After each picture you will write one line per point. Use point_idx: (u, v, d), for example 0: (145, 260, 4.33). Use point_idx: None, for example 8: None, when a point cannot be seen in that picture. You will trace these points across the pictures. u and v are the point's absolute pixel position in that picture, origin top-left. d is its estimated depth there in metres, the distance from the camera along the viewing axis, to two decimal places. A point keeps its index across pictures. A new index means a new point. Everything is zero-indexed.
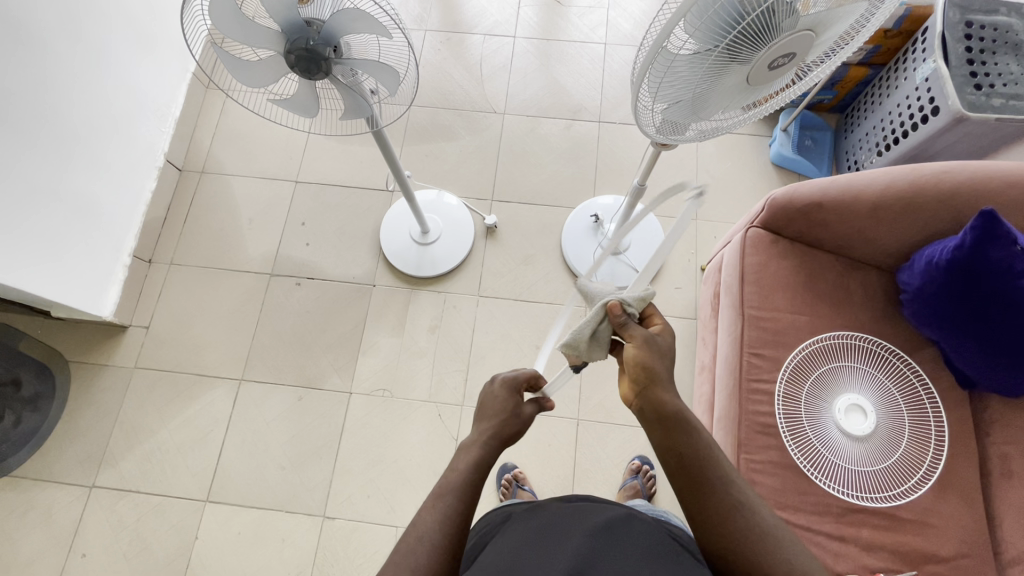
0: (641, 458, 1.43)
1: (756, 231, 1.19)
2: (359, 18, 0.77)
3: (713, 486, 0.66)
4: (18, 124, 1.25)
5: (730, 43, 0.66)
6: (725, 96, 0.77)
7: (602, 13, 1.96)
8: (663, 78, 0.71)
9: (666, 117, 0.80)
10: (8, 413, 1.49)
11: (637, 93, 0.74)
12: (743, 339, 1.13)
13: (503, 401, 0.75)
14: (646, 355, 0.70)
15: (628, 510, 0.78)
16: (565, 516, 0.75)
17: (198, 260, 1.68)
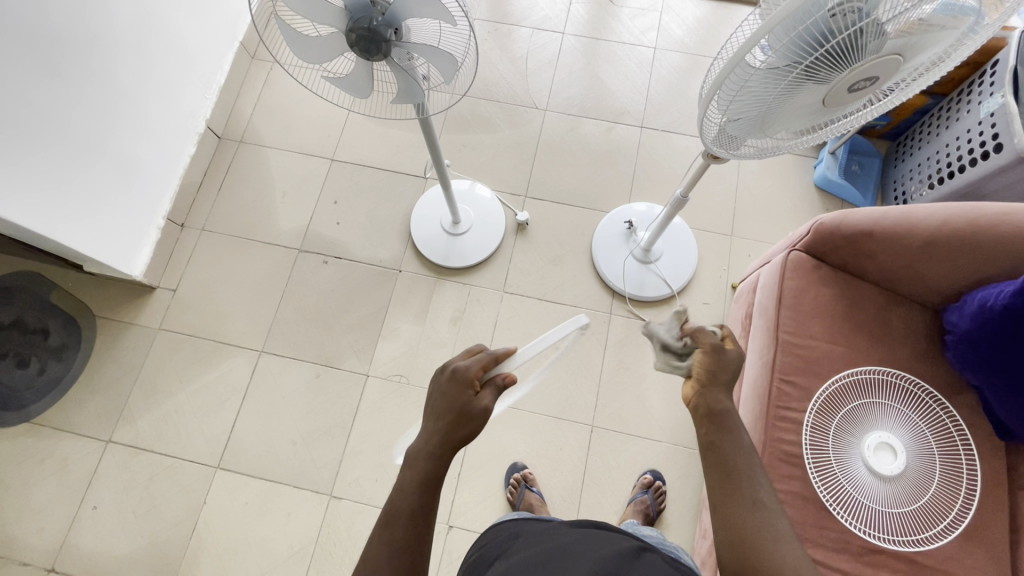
0: (654, 472, 1.41)
1: (799, 254, 1.16)
2: (425, 3, 0.76)
3: (738, 512, 0.66)
4: (71, 79, 1.27)
5: (811, 63, 0.64)
6: (794, 115, 0.75)
7: (654, 17, 1.93)
8: (737, 94, 0.69)
9: (733, 134, 0.79)
10: (34, 361, 1.54)
11: (706, 109, 0.72)
12: (775, 364, 1.10)
13: (454, 397, 0.73)
14: (714, 360, 0.77)
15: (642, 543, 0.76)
16: (579, 538, 0.74)
17: (229, 228, 1.69)
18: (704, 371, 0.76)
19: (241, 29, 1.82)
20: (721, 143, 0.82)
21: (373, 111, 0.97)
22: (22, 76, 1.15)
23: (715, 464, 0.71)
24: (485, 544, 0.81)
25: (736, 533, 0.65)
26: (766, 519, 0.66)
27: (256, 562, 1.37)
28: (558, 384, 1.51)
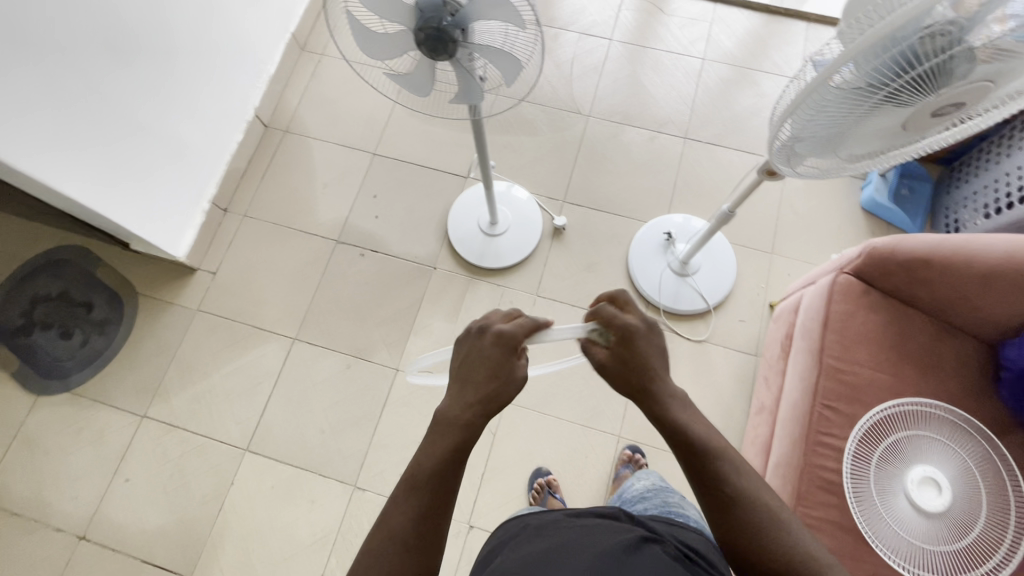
0: (633, 447, 1.43)
1: (847, 278, 1.14)
2: (497, 5, 0.76)
3: (755, 521, 0.66)
4: (132, 61, 1.31)
5: (892, 89, 0.62)
6: (871, 138, 0.74)
7: (704, 28, 1.91)
8: (812, 115, 0.68)
9: (804, 157, 0.79)
10: (79, 333, 1.59)
11: (777, 134, 0.73)
12: (817, 389, 1.08)
13: (493, 362, 0.69)
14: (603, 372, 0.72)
15: (649, 536, 0.72)
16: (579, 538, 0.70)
17: (271, 216, 1.72)
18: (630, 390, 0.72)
19: (294, 21, 1.85)
20: (792, 165, 0.82)
21: (430, 109, 0.98)
22: (86, 55, 1.19)
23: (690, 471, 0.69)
24: (493, 544, 0.79)
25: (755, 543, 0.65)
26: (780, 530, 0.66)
27: (278, 545, 1.39)
28: (587, 392, 1.50)
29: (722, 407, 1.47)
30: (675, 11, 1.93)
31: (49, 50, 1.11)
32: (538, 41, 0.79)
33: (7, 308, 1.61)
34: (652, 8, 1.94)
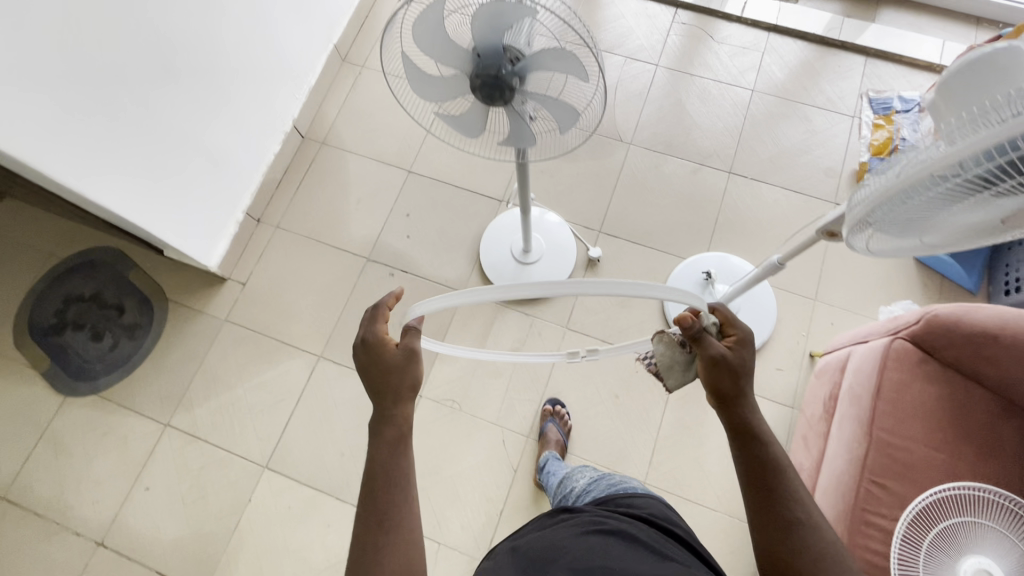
0: (551, 399, 1.48)
1: (902, 345, 1.08)
2: (560, 58, 0.72)
3: (800, 551, 0.70)
4: (180, 76, 1.31)
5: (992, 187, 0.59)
6: (970, 234, 0.69)
7: (755, 58, 1.84)
8: (903, 214, 0.68)
9: (891, 242, 0.76)
10: (109, 336, 1.60)
11: (862, 214, 0.72)
12: (865, 463, 1.02)
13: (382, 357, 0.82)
14: (716, 365, 0.80)
15: (599, 528, 0.71)
16: (541, 553, 0.68)
17: (304, 229, 1.71)
18: (717, 387, 0.81)
19: (337, 32, 1.84)
20: (877, 248, 0.79)
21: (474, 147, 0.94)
22: (135, 69, 1.19)
23: (750, 482, 0.76)
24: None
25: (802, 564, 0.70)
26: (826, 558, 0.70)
27: (291, 569, 1.37)
28: (613, 434, 1.46)
29: None
30: (725, 39, 1.87)
31: (97, 65, 1.11)
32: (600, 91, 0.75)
33: (41, 307, 1.63)
34: (702, 35, 1.88)
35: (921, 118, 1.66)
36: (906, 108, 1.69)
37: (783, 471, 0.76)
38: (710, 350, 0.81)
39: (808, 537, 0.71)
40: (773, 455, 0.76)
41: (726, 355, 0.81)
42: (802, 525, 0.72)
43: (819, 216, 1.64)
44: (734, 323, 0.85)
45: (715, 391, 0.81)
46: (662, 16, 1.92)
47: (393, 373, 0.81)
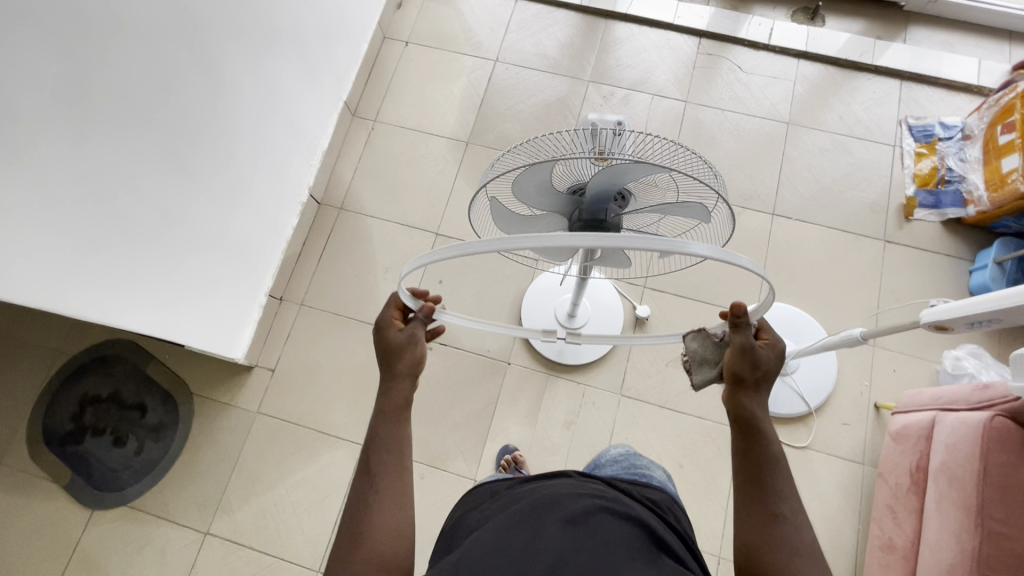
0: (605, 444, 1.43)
1: (1003, 424, 1.02)
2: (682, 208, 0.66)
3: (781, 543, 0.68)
4: (200, 174, 1.18)
5: None
6: None
7: (787, 87, 1.77)
8: None
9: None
10: (132, 440, 1.49)
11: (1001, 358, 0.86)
12: (978, 557, 0.96)
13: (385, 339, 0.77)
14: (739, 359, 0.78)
15: (604, 498, 0.71)
16: (530, 503, 0.70)
17: (331, 304, 1.61)
18: (733, 372, 0.78)
19: (346, 88, 1.73)
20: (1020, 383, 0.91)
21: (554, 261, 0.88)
22: (154, 182, 1.05)
23: (743, 473, 0.74)
24: (459, 511, 0.82)
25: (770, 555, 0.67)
26: (797, 552, 0.67)
27: None
28: None
29: (831, 525, 1.36)
30: (752, 69, 1.80)
31: (115, 185, 0.97)
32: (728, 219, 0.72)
33: (56, 413, 1.51)
34: (728, 66, 1.80)
35: (965, 146, 1.60)
36: (949, 135, 1.63)
37: (777, 467, 0.73)
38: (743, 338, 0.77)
39: (789, 534, 0.69)
40: (769, 449, 0.74)
41: (756, 346, 0.78)
42: (784, 519, 0.69)
43: (869, 256, 1.58)
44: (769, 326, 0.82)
45: (734, 378, 0.78)
46: (685, 47, 1.83)
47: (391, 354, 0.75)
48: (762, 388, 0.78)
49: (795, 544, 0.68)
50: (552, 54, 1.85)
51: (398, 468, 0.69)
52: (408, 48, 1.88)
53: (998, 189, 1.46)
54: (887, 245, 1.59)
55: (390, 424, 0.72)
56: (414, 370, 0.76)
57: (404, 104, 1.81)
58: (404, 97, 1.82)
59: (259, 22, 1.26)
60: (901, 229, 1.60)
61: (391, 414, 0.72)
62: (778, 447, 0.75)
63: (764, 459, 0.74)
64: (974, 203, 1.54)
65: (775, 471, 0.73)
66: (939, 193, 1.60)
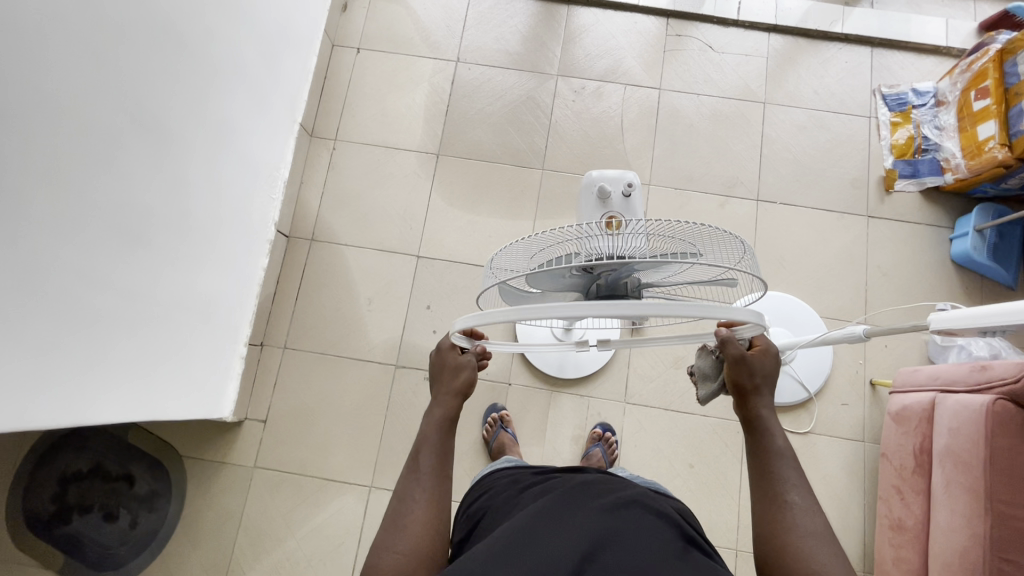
0: (603, 425, 1.45)
1: (1003, 410, 1.05)
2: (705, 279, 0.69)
3: (788, 528, 0.67)
4: (154, 241, 1.06)
5: None
6: None
7: (759, 63, 1.72)
8: None
9: None
10: (122, 514, 1.40)
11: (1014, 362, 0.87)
12: (989, 540, 1.01)
13: (445, 358, 0.86)
14: (735, 368, 0.79)
15: (638, 492, 0.71)
16: (559, 497, 0.70)
17: (316, 344, 1.54)
18: (734, 381, 0.80)
19: (300, 109, 1.61)
20: None
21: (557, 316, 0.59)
22: (111, 262, 0.96)
23: (754, 471, 0.75)
24: (480, 493, 0.84)
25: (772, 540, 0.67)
26: (809, 537, 0.66)
27: None
28: (695, 506, 1.41)
29: (838, 505, 1.40)
30: (724, 48, 1.74)
31: (65, 278, 0.87)
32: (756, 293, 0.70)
33: (16, 505, 1.32)
34: (698, 44, 1.74)
35: (939, 114, 1.59)
36: (922, 103, 1.63)
37: (783, 460, 0.73)
38: (732, 349, 0.79)
39: (796, 519, 0.68)
40: (775, 444, 0.75)
41: (750, 354, 0.80)
42: (793, 506, 0.69)
43: (854, 233, 1.59)
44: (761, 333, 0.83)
45: (735, 387, 0.80)
46: (653, 29, 1.75)
47: (450, 371, 0.84)
48: (765, 391, 0.80)
49: (804, 529, 0.67)
50: (516, 48, 1.74)
51: (440, 474, 0.75)
52: (361, 55, 1.75)
53: (975, 157, 1.46)
54: (870, 220, 1.59)
55: (437, 433, 0.78)
56: (465, 393, 0.83)
57: (366, 118, 1.70)
58: (364, 111, 1.70)
59: (198, 62, 1.12)
60: (882, 203, 1.61)
61: (438, 427, 0.79)
62: (783, 442, 0.76)
63: (770, 453, 0.74)
64: (952, 171, 1.54)
65: (782, 464, 0.73)
66: (917, 162, 1.60)
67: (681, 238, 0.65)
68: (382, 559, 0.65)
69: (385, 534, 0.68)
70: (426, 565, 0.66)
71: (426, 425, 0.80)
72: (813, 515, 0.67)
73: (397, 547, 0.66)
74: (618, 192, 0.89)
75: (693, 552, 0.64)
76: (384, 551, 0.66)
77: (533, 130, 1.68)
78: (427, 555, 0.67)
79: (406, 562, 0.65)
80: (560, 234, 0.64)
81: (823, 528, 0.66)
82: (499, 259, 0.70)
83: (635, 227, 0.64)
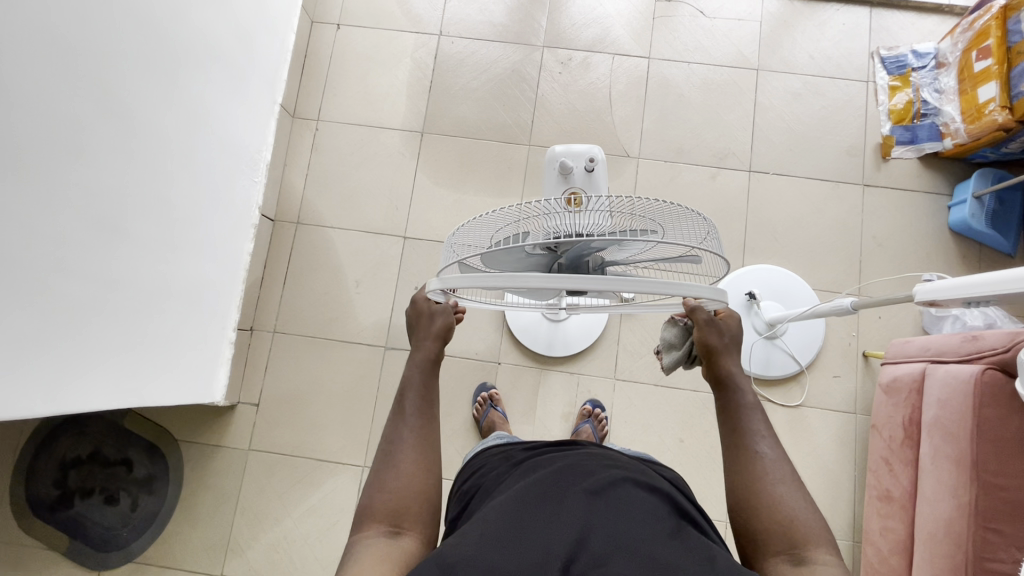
0: (593, 402, 1.45)
1: (994, 378, 1.03)
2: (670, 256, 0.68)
3: (761, 477, 0.67)
4: (132, 231, 1.06)
5: None
6: None
7: (752, 28, 1.66)
8: None
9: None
10: (123, 497, 1.43)
11: None
12: (975, 510, 1.00)
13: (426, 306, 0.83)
14: (705, 332, 0.78)
15: (629, 470, 0.67)
16: (553, 472, 0.66)
17: (305, 328, 1.54)
18: (704, 344, 0.79)
19: (279, 90, 1.57)
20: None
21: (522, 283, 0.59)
22: (83, 250, 0.95)
23: (726, 429, 0.75)
24: (475, 471, 0.81)
25: (748, 493, 0.67)
26: (774, 482, 0.67)
27: None
28: (685, 480, 1.42)
29: (828, 476, 1.40)
30: (716, 13, 1.67)
31: (34, 272, 0.86)
32: (719, 274, 0.70)
33: (21, 492, 1.37)
34: (689, 10, 1.67)
35: (939, 76, 1.53)
36: (922, 64, 1.56)
37: (751, 414, 0.74)
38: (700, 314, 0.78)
39: (765, 466, 0.69)
40: (744, 399, 0.75)
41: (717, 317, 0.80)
42: (763, 455, 0.70)
43: (849, 203, 1.55)
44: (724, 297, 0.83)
45: (706, 350, 0.78)
46: None
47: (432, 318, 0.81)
48: (735, 349, 0.79)
49: (773, 476, 0.67)
50: (500, 20, 1.68)
51: (426, 415, 0.74)
52: (341, 31, 1.70)
53: (975, 121, 1.40)
54: (865, 189, 1.55)
55: (420, 375, 0.77)
56: (445, 337, 0.81)
57: (348, 97, 1.66)
58: (345, 90, 1.67)
59: (166, 44, 1.09)
60: (878, 170, 1.56)
61: (420, 369, 0.78)
62: (752, 397, 0.76)
63: (740, 409, 0.75)
64: (951, 136, 1.49)
65: (752, 417, 0.74)
66: (915, 128, 1.55)
67: (645, 215, 0.64)
68: (376, 498, 0.65)
69: (378, 472, 0.68)
70: (422, 502, 0.66)
71: (408, 369, 0.79)
72: (779, 462, 0.69)
73: (389, 487, 0.66)
74: (582, 166, 0.89)
75: (687, 529, 0.61)
76: (376, 493, 0.65)
77: (519, 105, 1.64)
78: (422, 492, 0.66)
79: (399, 502, 0.65)
80: (522, 212, 0.64)
81: (788, 473, 0.68)
82: (460, 236, 0.69)
83: (600, 204, 0.62)
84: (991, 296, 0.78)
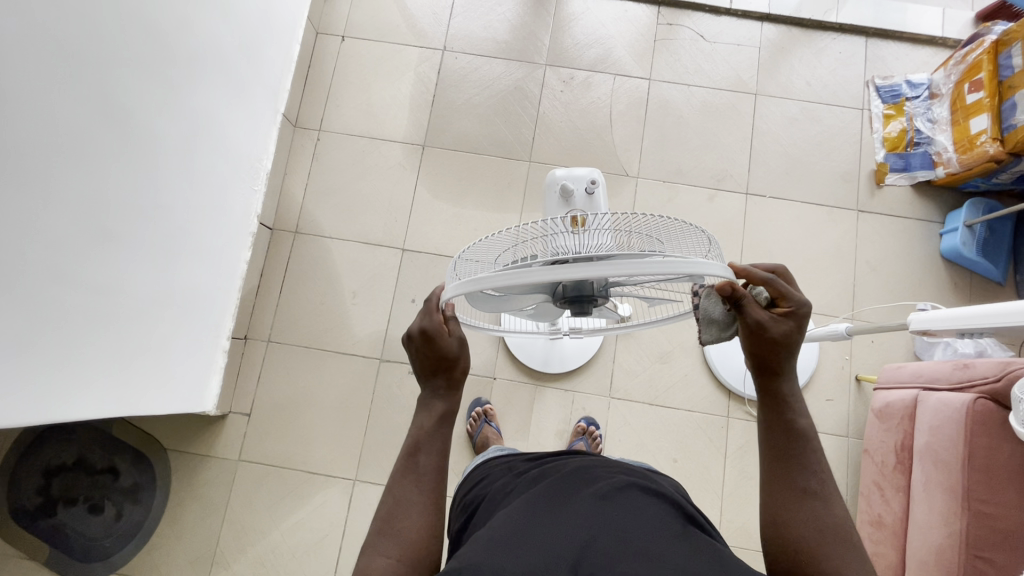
0: (588, 420, 1.44)
1: (985, 405, 1.04)
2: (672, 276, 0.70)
3: (813, 524, 0.60)
4: (133, 237, 1.06)
5: None
6: None
7: (751, 53, 1.69)
8: None
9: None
10: (108, 506, 1.40)
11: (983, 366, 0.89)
12: (965, 537, 1.01)
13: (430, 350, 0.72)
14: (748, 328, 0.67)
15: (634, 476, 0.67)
16: (558, 481, 0.65)
17: (301, 337, 1.53)
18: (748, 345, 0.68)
19: (283, 99, 1.58)
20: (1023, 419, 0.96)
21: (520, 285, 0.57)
22: (81, 254, 0.94)
23: (771, 450, 0.66)
24: (477, 482, 0.80)
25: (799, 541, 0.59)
26: (840, 541, 0.59)
27: None
28: None
29: None
30: (715, 37, 1.70)
31: (31, 279, 0.85)
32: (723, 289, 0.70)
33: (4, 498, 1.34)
34: (690, 34, 1.70)
35: (932, 106, 1.57)
36: (916, 95, 1.60)
37: (803, 442, 0.65)
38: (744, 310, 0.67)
39: (819, 511, 0.61)
40: (799, 422, 0.66)
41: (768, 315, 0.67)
42: (816, 496, 0.61)
43: (844, 228, 1.57)
44: (790, 291, 0.69)
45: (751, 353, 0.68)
46: (644, 18, 1.71)
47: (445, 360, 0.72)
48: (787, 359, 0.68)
49: (828, 524, 0.60)
50: (503, 37, 1.70)
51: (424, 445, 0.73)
52: (346, 43, 1.72)
53: (967, 151, 1.43)
54: (860, 215, 1.58)
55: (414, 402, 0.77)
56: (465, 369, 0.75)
57: (351, 109, 1.67)
58: (348, 101, 1.68)
59: (171, 52, 1.09)
60: (873, 197, 1.59)
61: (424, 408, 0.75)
62: (805, 422, 0.66)
63: (794, 434, 0.65)
64: (943, 165, 1.52)
65: (805, 447, 0.65)
66: (908, 156, 1.58)
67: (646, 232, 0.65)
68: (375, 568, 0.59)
69: (378, 536, 0.62)
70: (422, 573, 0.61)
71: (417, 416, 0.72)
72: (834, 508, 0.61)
73: (387, 551, 0.61)
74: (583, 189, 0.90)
75: (695, 531, 0.60)
76: (375, 555, 0.60)
77: (519, 122, 1.65)
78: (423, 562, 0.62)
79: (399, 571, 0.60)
80: (527, 232, 0.65)
81: (846, 523, 0.60)
82: (468, 255, 0.69)
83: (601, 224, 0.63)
84: (986, 328, 0.79)
